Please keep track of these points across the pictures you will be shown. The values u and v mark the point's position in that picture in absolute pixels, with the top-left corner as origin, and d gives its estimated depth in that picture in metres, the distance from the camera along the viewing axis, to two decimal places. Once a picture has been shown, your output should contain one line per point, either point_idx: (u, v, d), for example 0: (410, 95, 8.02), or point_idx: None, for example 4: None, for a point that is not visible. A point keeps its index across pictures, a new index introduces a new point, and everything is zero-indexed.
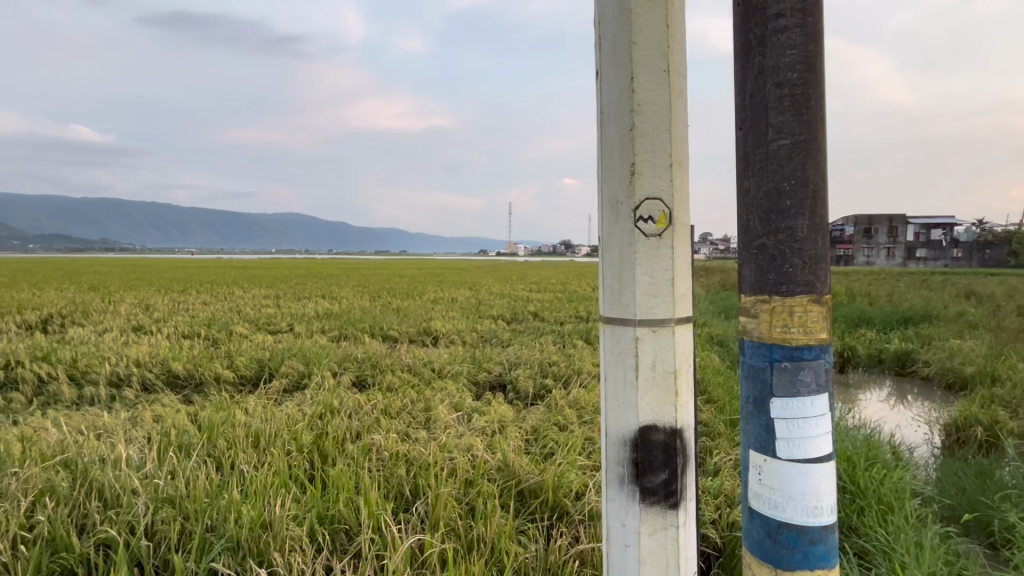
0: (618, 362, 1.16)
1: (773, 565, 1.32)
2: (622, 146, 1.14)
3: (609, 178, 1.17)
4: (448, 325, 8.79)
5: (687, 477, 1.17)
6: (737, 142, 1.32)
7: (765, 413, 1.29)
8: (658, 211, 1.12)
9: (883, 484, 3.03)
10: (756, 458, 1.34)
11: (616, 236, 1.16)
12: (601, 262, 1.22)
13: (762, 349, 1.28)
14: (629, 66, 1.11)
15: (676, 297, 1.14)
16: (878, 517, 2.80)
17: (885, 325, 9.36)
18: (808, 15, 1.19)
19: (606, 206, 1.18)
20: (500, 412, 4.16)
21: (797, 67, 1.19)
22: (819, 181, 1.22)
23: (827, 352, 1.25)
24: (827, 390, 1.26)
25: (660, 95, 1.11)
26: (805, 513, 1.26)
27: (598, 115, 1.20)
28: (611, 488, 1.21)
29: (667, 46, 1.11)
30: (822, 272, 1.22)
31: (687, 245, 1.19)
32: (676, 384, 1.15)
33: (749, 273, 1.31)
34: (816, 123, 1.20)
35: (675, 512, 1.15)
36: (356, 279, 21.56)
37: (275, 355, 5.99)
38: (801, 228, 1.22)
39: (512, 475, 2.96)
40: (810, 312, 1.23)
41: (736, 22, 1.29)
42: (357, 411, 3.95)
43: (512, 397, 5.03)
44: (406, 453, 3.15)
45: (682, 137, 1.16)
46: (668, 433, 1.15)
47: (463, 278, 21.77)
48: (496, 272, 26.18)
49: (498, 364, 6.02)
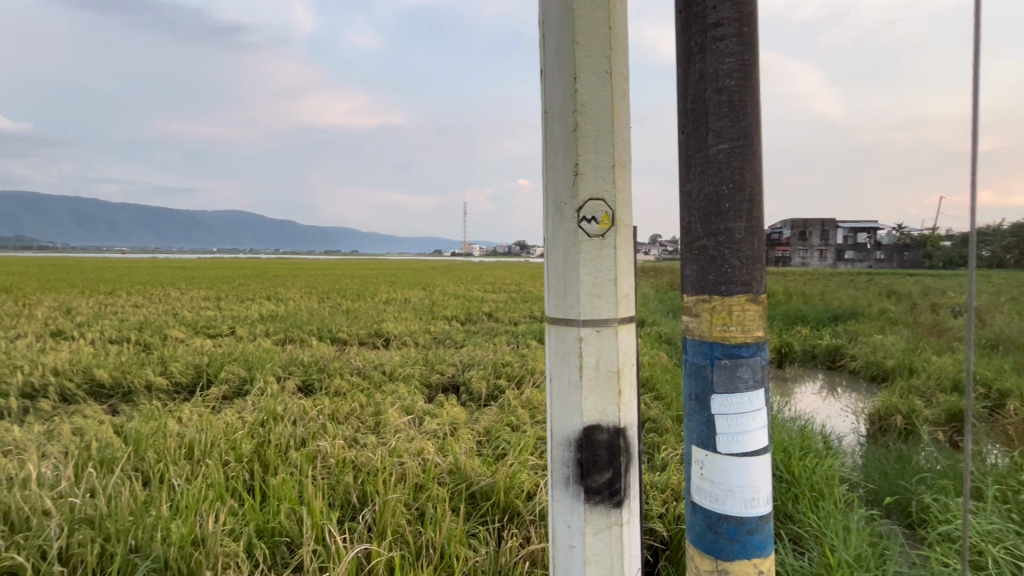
0: (563, 363, 1.16)
1: (714, 557, 1.36)
2: (566, 147, 1.13)
3: (553, 178, 1.17)
4: (400, 326, 8.62)
5: (630, 476, 1.18)
6: (680, 146, 1.36)
7: (706, 409, 1.33)
8: (602, 211, 1.12)
9: (815, 472, 3.22)
10: (698, 453, 1.38)
11: (561, 236, 1.16)
12: (546, 263, 1.21)
13: (703, 347, 1.32)
14: (572, 66, 1.11)
15: (620, 297, 1.14)
16: (810, 503, 2.97)
17: (818, 322, 9.96)
18: (744, 26, 1.24)
19: (550, 207, 1.18)
20: (453, 414, 4.12)
21: (734, 74, 1.23)
22: (756, 184, 1.26)
23: (763, 349, 1.30)
24: (763, 386, 1.31)
25: (602, 96, 1.11)
26: (742, 504, 1.30)
27: (543, 115, 1.19)
28: (556, 489, 1.20)
29: (610, 47, 1.12)
30: (758, 272, 1.27)
31: (630, 245, 1.20)
32: (620, 383, 1.16)
33: (691, 273, 1.35)
34: (752, 129, 1.25)
35: (619, 510, 1.15)
36: (304, 280, 20.78)
37: (214, 361, 5.66)
38: (738, 230, 1.26)
39: (464, 477, 2.93)
40: (747, 311, 1.27)
41: (678, 30, 1.32)
42: (302, 417, 3.78)
43: (465, 398, 4.99)
44: (353, 460, 3.05)
45: (625, 139, 1.17)
46: (611, 432, 1.15)
47: (417, 278, 21.45)
48: (451, 271, 25.95)
49: (451, 365, 5.95)
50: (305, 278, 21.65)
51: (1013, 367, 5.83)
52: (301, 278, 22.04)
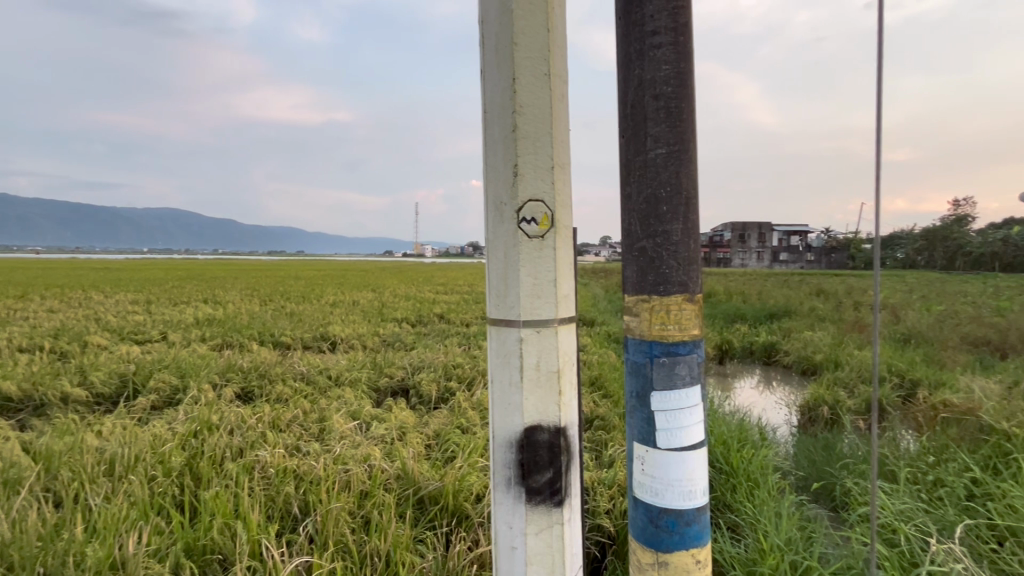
0: (504, 364, 1.16)
1: (655, 549, 1.39)
2: (506, 147, 1.13)
3: (493, 178, 1.16)
4: (347, 329, 8.37)
5: (571, 474, 1.19)
6: (620, 149, 1.39)
7: (646, 406, 1.36)
8: (541, 213, 1.13)
9: (752, 462, 3.39)
10: (639, 450, 1.41)
11: (501, 237, 1.15)
12: (488, 264, 1.21)
13: (643, 346, 1.35)
14: (511, 67, 1.11)
15: (559, 298, 1.15)
16: (746, 492, 3.13)
17: (755, 319, 10.54)
18: (680, 35, 1.28)
19: (491, 207, 1.18)
20: (401, 418, 4.05)
21: (671, 81, 1.28)
22: (691, 188, 1.31)
23: (699, 347, 1.35)
24: (699, 382, 1.35)
25: (541, 97, 1.12)
26: (679, 496, 1.35)
27: (482, 114, 1.18)
28: (498, 490, 1.19)
29: (548, 48, 1.12)
30: (693, 272, 1.32)
31: (570, 245, 1.21)
32: (560, 383, 1.16)
33: (632, 274, 1.38)
34: (688, 135, 1.29)
35: (560, 509, 1.16)
36: (243, 281, 19.74)
37: (142, 369, 5.27)
38: (675, 232, 1.30)
39: (412, 482, 2.88)
40: (683, 310, 1.32)
41: (619, 36, 1.36)
42: (240, 426, 3.58)
43: (415, 402, 4.91)
44: (295, 469, 2.92)
45: (564, 141, 1.17)
46: (552, 432, 1.16)
47: (366, 279, 20.94)
48: (402, 272, 25.53)
49: (401, 368, 5.84)
50: (246, 280, 20.64)
51: (922, 359, 6.40)
52: (243, 279, 20.99)
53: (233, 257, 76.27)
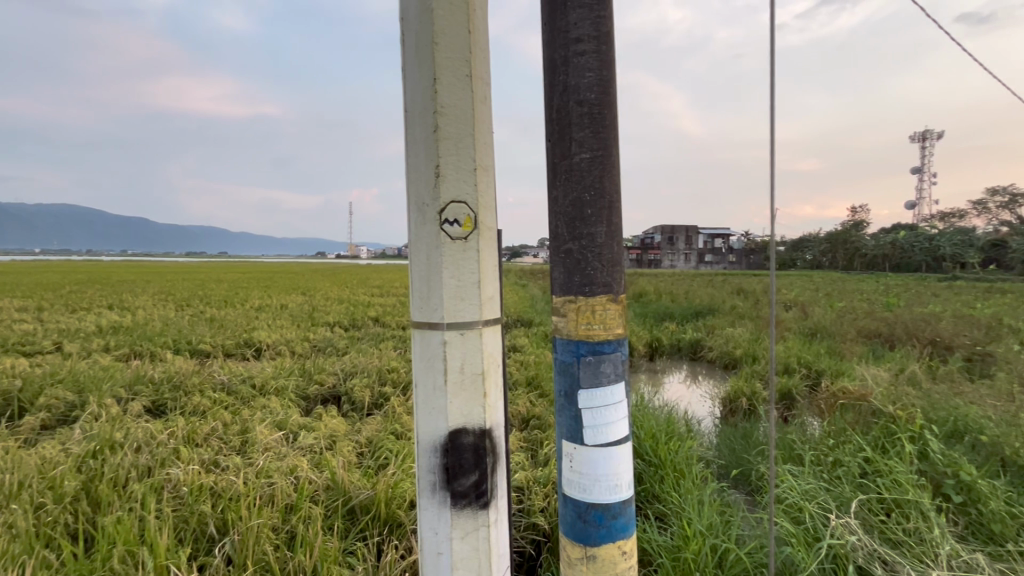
0: (427, 368, 1.14)
1: (583, 544, 1.43)
2: (427, 148, 1.12)
3: (415, 178, 1.15)
4: (274, 334, 7.93)
5: (497, 476, 1.20)
6: (547, 153, 1.42)
7: (574, 404, 1.39)
8: (464, 214, 1.12)
9: (678, 453, 3.57)
10: (567, 447, 1.44)
11: (423, 239, 1.13)
12: (411, 267, 1.18)
13: (570, 345, 1.38)
14: (432, 67, 1.10)
15: (483, 300, 1.15)
16: (673, 482, 3.29)
17: (683, 317, 11.13)
18: (602, 44, 1.32)
19: (413, 209, 1.16)
20: (332, 427, 3.89)
21: (594, 88, 1.31)
22: (615, 192, 1.35)
23: (623, 345, 1.39)
24: (623, 379, 1.40)
25: (462, 99, 1.11)
26: (605, 490, 1.39)
27: (404, 114, 1.16)
28: (423, 497, 1.18)
29: (469, 50, 1.12)
30: (617, 274, 1.36)
31: (494, 247, 1.21)
32: (485, 385, 1.16)
33: (559, 275, 1.41)
34: (610, 141, 1.34)
35: (486, 511, 1.16)
36: (155, 285, 18.11)
37: (30, 385, 4.69)
38: (599, 235, 1.34)
39: (342, 493, 2.77)
40: (607, 310, 1.36)
41: (544, 42, 1.38)
42: (149, 443, 3.27)
43: (347, 409, 4.73)
44: (212, 486, 2.72)
45: (487, 144, 1.17)
46: (477, 435, 1.15)
47: (296, 281, 19.92)
48: (336, 273, 24.53)
49: (332, 374, 5.60)
50: (159, 283, 19.01)
51: (826, 351, 7.03)
52: (156, 283, 19.30)
53: (144, 257, 70.22)
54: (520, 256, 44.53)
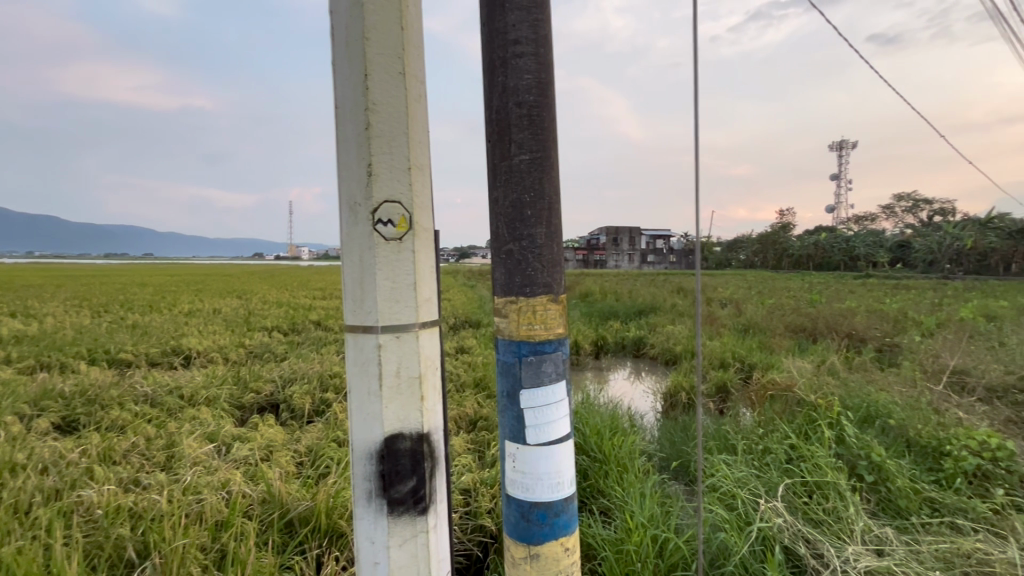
0: (361, 372, 1.11)
1: (527, 543, 1.44)
2: (359, 145, 1.09)
3: (346, 177, 1.11)
4: (205, 341, 7.46)
5: (436, 481, 1.18)
6: (487, 154, 1.42)
7: (516, 404, 1.40)
8: (399, 215, 1.10)
9: (621, 448, 3.68)
10: (510, 447, 1.44)
11: (356, 239, 1.10)
12: (344, 268, 1.15)
13: (512, 345, 1.39)
14: (363, 63, 1.07)
15: (419, 302, 1.13)
16: (616, 476, 3.39)
17: (626, 316, 11.48)
18: (541, 47, 1.33)
19: (345, 208, 1.12)
20: (269, 436, 3.71)
21: (532, 90, 1.33)
22: (554, 194, 1.37)
23: (564, 344, 1.41)
24: (564, 377, 1.42)
25: (395, 96, 1.09)
26: (547, 489, 1.40)
27: (334, 110, 1.12)
28: (359, 505, 1.14)
29: (402, 47, 1.10)
30: (557, 274, 1.38)
31: (430, 248, 1.19)
32: (422, 388, 1.14)
33: (500, 276, 1.41)
34: (550, 142, 1.35)
35: (424, 517, 1.14)
36: (67, 290, 16.52)
37: None
38: (539, 236, 1.35)
39: (279, 506, 2.64)
40: (548, 310, 1.37)
41: (483, 42, 1.38)
42: (57, 464, 2.98)
43: (285, 418, 4.52)
44: (133, 506, 2.52)
45: (422, 142, 1.15)
46: (414, 439, 1.13)
47: (231, 283, 18.83)
48: (276, 275, 23.42)
49: (270, 381, 5.34)
50: (72, 288, 17.36)
51: (757, 345, 7.47)
52: (67, 287, 17.57)
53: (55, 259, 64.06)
54: (468, 257, 44.35)
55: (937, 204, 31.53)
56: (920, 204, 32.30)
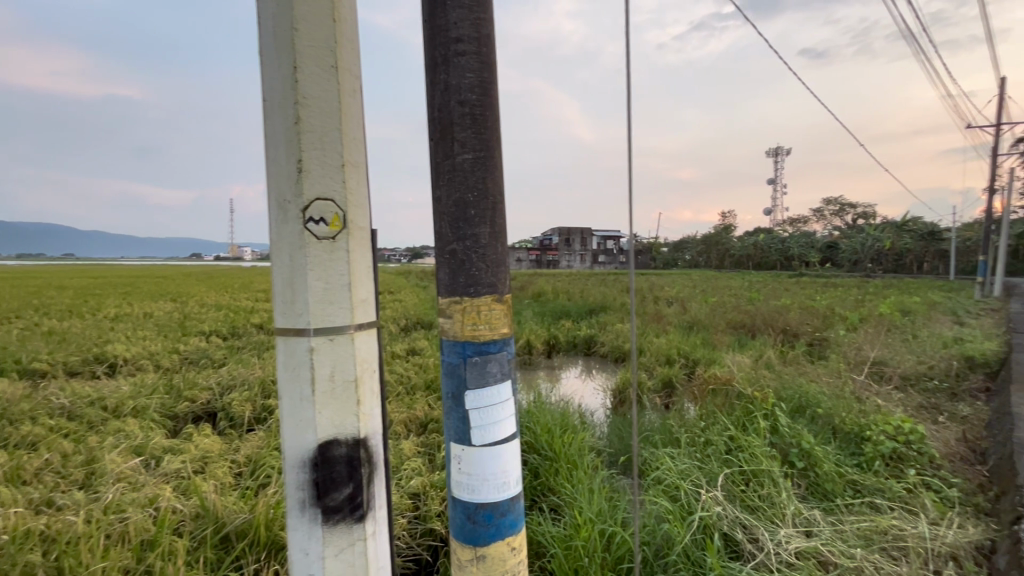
0: (293, 377, 1.06)
1: (473, 545, 1.42)
2: (288, 140, 1.04)
3: (275, 173, 1.06)
4: (133, 347, 6.95)
5: (374, 486, 1.15)
6: (430, 152, 1.39)
7: (461, 405, 1.38)
8: (332, 213, 1.06)
9: (571, 445, 3.73)
10: (456, 449, 1.43)
11: (286, 238, 1.06)
12: (273, 269, 1.10)
13: (456, 346, 1.37)
14: (291, 54, 1.02)
15: (355, 303, 1.10)
16: (565, 472, 3.44)
17: (578, 315, 11.69)
18: (483, 46, 1.33)
19: (274, 205, 1.08)
20: (204, 447, 3.50)
21: (475, 89, 1.32)
22: (497, 194, 1.36)
23: (509, 344, 1.41)
24: (509, 377, 1.42)
25: (327, 90, 1.05)
26: (493, 489, 1.40)
27: (262, 103, 1.07)
28: (292, 516, 1.10)
29: (334, 40, 1.06)
30: (501, 274, 1.37)
31: (367, 248, 1.16)
32: (358, 392, 1.11)
33: (444, 276, 1.39)
34: (493, 142, 1.35)
35: (361, 525, 1.11)
36: None
37: None
38: (483, 236, 1.34)
39: (213, 520, 2.49)
40: (492, 310, 1.37)
41: (425, 39, 1.36)
42: None
43: (223, 428, 4.29)
44: (44, 530, 2.30)
45: (357, 139, 1.12)
46: (350, 445, 1.10)
47: (164, 284, 17.64)
48: (216, 275, 22.15)
49: (206, 389, 5.05)
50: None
51: (700, 342, 7.80)
52: None
53: None
54: (421, 257, 43.80)
55: (861, 209, 34.13)
56: (846, 208, 34.82)
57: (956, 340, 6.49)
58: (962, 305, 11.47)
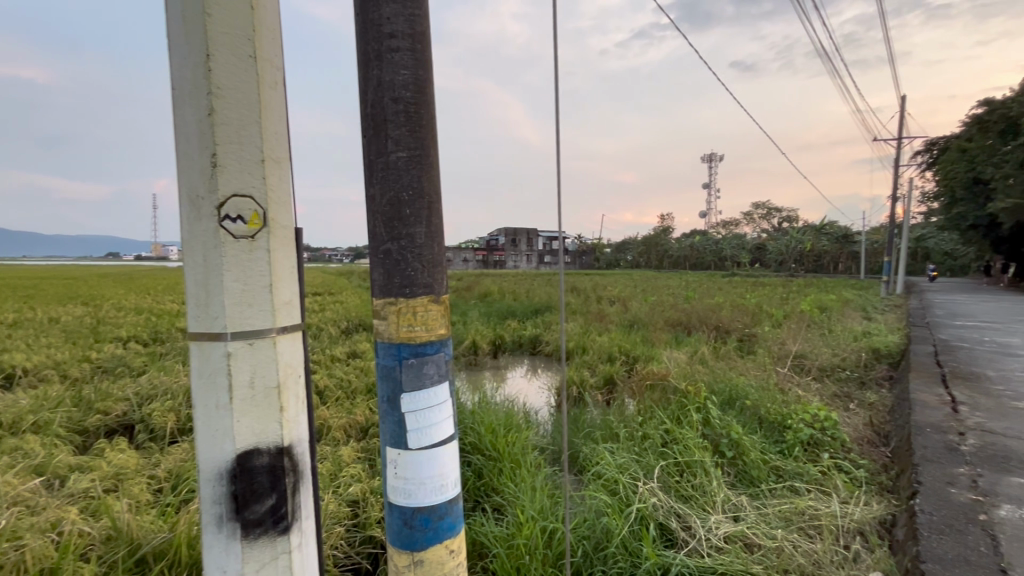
0: (208, 385, 1.00)
1: (410, 550, 1.40)
2: (200, 132, 0.98)
3: (186, 166, 1.00)
4: (35, 356, 6.28)
5: (299, 496, 1.10)
6: (364, 149, 1.35)
7: (397, 409, 1.35)
8: (250, 211, 1.01)
9: (515, 445, 3.75)
10: (392, 454, 1.39)
11: (199, 235, 0.99)
12: (185, 270, 1.03)
13: (391, 348, 1.34)
14: (204, 42, 0.96)
15: (277, 306, 1.05)
16: (508, 471, 3.46)
17: (523, 314, 11.79)
18: (417, 43, 1.30)
19: (184, 202, 1.01)
20: (118, 463, 3.22)
21: (409, 87, 1.29)
22: (434, 194, 1.34)
23: (446, 345, 1.40)
24: (447, 378, 1.40)
25: (245, 81, 1.00)
26: (430, 492, 1.38)
27: (171, 92, 1.00)
28: (208, 532, 1.03)
29: (252, 29, 1.01)
30: (438, 274, 1.36)
31: (291, 248, 1.11)
32: (281, 399, 1.06)
33: (378, 276, 1.36)
34: (428, 141, 1.33)
35: (286, 537, 1.06)
36: None
37: None
38: (419, 236, 1.32)
39: (126, 543, 2.29)
40: (429, 311, 1.35)
41: (357, 33, 1.32)
42: None
43: (142, 442, 3.97)
44: None
45: (279, 133, 1.07)
46: (272, 455, 1.05)
47: (73, 284, 16.06)
48: (136, 275, 20.46)
49: (123, 399, 4.65)
50: None
51: (640, 339, 8.10)
52: None
53: None
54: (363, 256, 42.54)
55: (785, 213, 36.73)
56: (772, 212, 37.32)
57: (864, 334, 7.13)
58: (871, 301, 12.60)
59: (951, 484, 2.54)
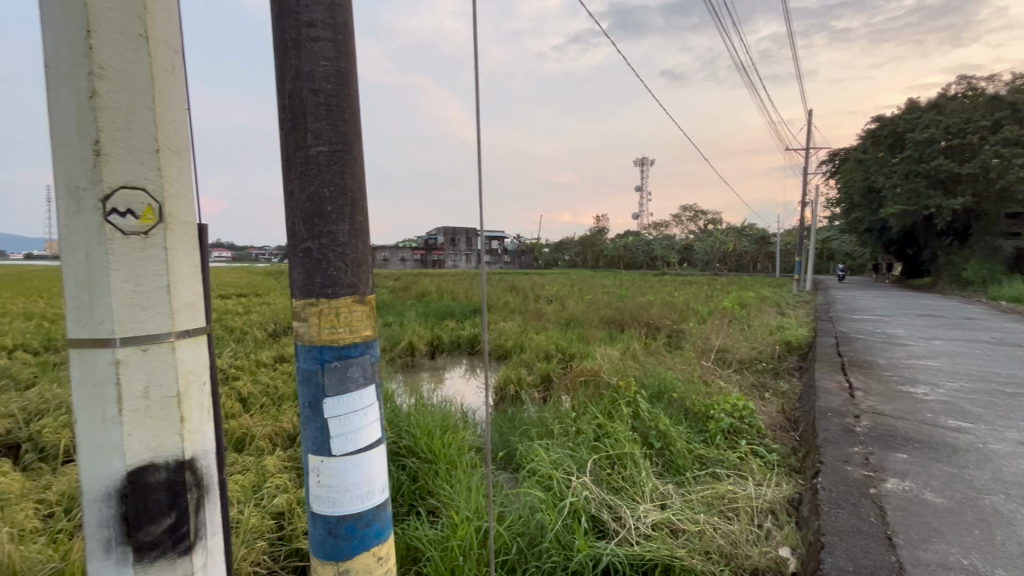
0: (93, 396, 0.91)
1: (335, 560, 1.34)
2: (79, 116, 0.88)
3: (63, 154, 0.90)
4: None
5: (203, 512, 1.02)
6: (281, 143, 1.28)
7: (319, 414, 1.29)
8: (142, 204, 0.92)
9: (452, 446, 3.71)
10: (314, 461, 1.33)
11: (81, 230, 0.90)
12: (64, 268, 0.92)
13: (313, 351, 1.27)
14: (83, 17, 0.87)
15: (175, 308, 0.96)
16: (444, 473, 3.42)
17: (462, 314, 11.72)
18: (339, 34, 1.25)
19: (62, 193, 0.90)
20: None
21: (330, 79, 1.24)
22: (357, 191, 1.30)
23: (372, 347, 1.35)
24: (373, 381, 1.36)
25: (134, 62, 0.91)
26: (356, 498, 1.33)
27: (44, 70, 0.90)
28: (95, 559, 0.94)
29: (143, 5, 0.92)
30: (363, 274, 1.31)
31: (192, 245, 1.02)
32: (182, 409, 0.98)
33: (298, 276, 1.29)
34: (351, 136, 1.28)
35: (187, 557, 0.98)
36: None
37: None
38: (342, 234, 1.27)
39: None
40: (353, 312, 1.30)
41: (273, 20, 1.25)
42: None
43: (31, 462, 3.55)
44: None
45: (176, 121, 0.99)
46: (171, 470, 0.96)
47: None
48: (24, 276, 18.21)
49: (5, 416, 4.13)
50: None
51: (576, 337, 8.31)
52: None
53: None
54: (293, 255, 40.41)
55: (709, 216, 39.11)
56: (698, 215, 39.60)
57: (778, 328, 7.72)
58: (783, 298, 13.69)
59: (847, 462, 2.80)
